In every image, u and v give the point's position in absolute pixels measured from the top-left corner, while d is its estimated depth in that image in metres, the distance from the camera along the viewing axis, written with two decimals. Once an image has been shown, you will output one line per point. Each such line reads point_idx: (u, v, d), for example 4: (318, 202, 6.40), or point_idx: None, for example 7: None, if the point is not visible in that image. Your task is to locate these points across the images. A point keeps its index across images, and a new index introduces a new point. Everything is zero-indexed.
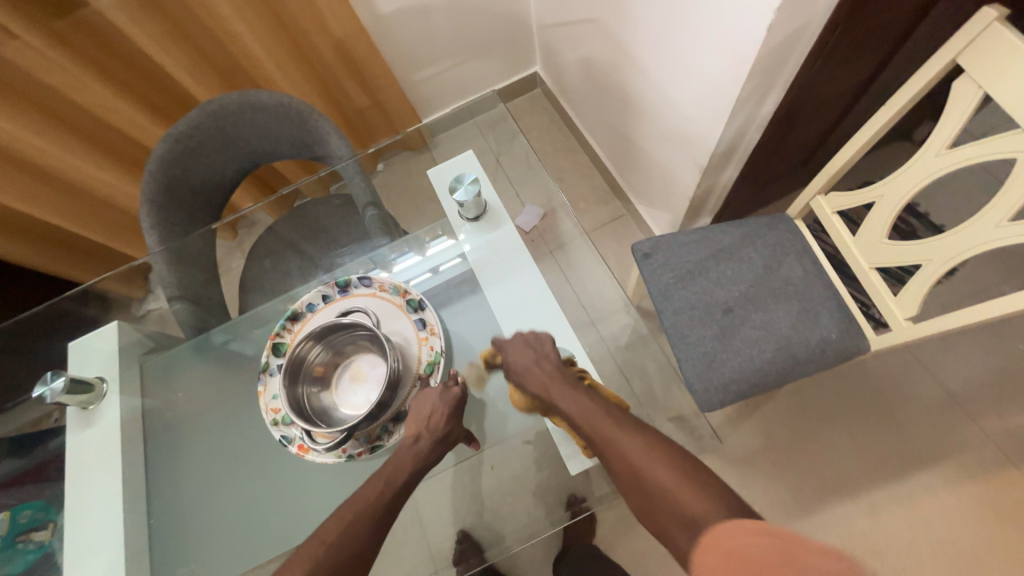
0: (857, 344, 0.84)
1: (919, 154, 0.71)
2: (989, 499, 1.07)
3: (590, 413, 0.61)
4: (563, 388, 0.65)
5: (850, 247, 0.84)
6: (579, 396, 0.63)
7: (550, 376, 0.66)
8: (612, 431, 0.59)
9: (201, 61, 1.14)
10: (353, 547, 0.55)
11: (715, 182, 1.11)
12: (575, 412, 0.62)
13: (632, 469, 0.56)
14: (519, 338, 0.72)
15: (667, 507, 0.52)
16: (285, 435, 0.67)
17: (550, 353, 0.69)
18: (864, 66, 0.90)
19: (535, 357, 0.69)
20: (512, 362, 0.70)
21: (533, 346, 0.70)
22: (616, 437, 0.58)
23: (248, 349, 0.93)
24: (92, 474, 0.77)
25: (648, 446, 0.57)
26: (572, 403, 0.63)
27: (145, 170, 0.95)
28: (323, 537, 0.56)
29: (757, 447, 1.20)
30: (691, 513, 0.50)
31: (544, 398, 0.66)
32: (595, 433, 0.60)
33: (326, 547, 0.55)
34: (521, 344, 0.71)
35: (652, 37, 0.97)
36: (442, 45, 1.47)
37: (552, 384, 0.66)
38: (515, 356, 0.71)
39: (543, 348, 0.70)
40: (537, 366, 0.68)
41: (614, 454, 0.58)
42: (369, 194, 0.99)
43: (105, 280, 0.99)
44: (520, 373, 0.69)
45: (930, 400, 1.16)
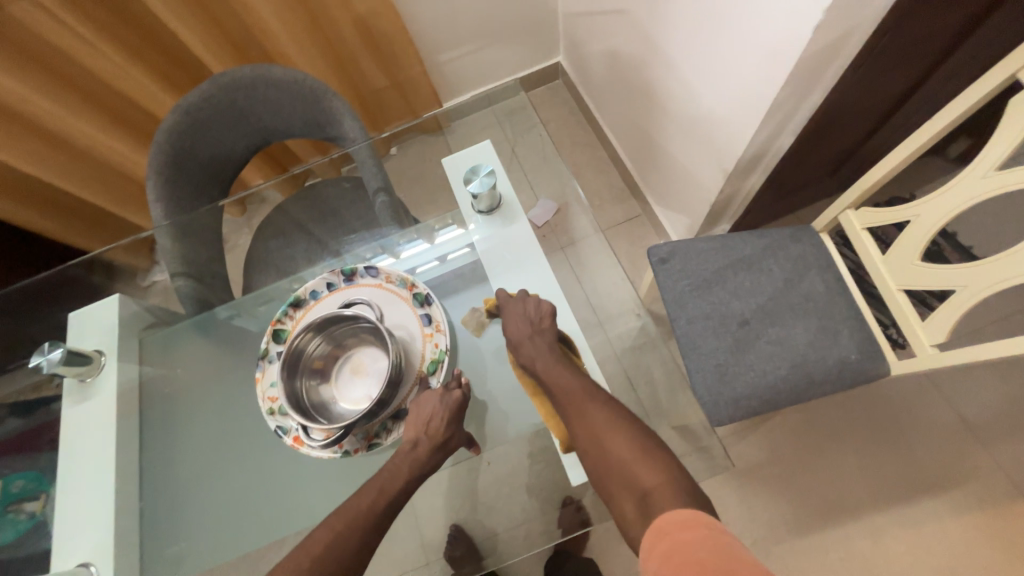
0: (877, 367, 0.80)
1: (964, 173, 0.67)
2: (996, 531, 1.04)
3: (575, 392, 0.62)
4: (554, 365, 0.64)
5: (879, 267, 0.80)
6: (568, 376, 0.63)
7: (544, 350, 0.65)
8: (588, 410, 0.60)
9: (215, 32, 1.11)
10: (344, 556, 0.54)
11: (739, 188, 1.07)
12: (560, 387, 0.62)
13: (596, 443, 0.58)
14: (520, 303, 0.69)
15: (624, 478, 0.54)
16: (281, 425, 0.65)
17: (547, 327, 0.67)
18: (908, 76, 0.85)
19: (532, 328, 0.67)
20: (509, 328, 0.68)
21: (533, 314, 0.68)
22: (590, 412, 0.60)
23: (250, 327, 0.92)
24: (86, 449, 0.76)
25: (619, 426, 0.58)
26: (561, 383, 0.63)
27: (154, 141, 0.92)
28: (314, 543, 0.54)
29: (760, 462, 1.17)
30: (645, 486, 0.52)
31: (535, 370, 0.65)
32: (570, 406, 0.61)
33: (316, 553, 0.54)
34: (520, 311, 0.69)
35: (683, 32, 0.92)
36: (464, 28, 1.42)
37: (542, 354, 0.65)
38: (512, 316, 0.69)
39: (540, 320, 0.67)
40: (533, 338, 0.66)
41: (585, 426, 0.59)
42: (380, 179, 0.96)
43: (112, 250, 0.98)
44: (516, 340, 0.67)
45: (943, 426, 1.13)
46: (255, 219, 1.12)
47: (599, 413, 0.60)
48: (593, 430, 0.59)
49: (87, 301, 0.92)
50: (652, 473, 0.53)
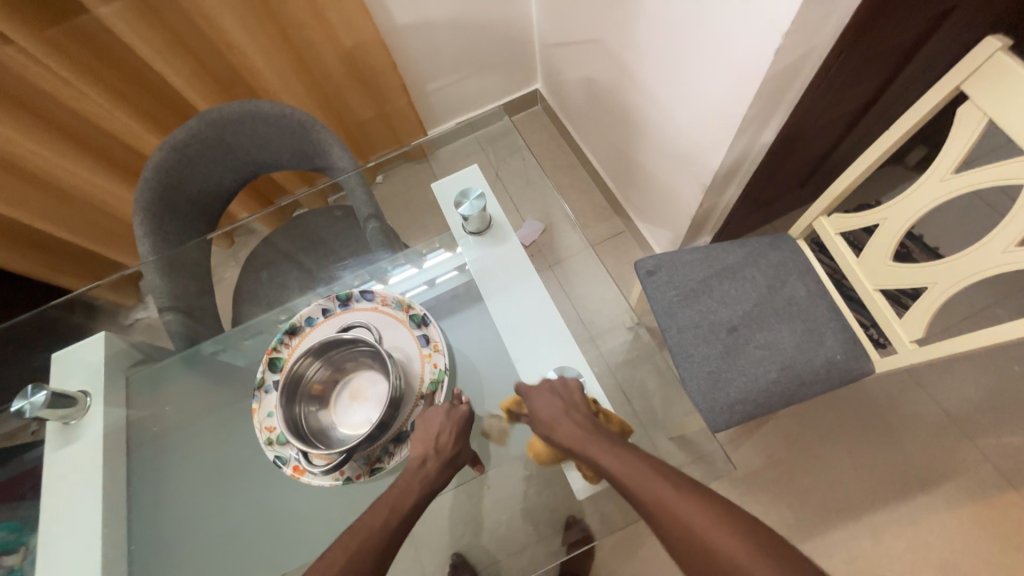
0: (862, 365, 0.83)
1: (924, 177, 0.71)
2: (990, 521, 1.06)
3: (642, 475, 0.57)
4: (594, 438, 0.62)
5: (855, 269, 0.84)
6: (622, 453, 0.59)
7: (583, 426, 0.63)
8: (668, 499, 0.54)
9: (200, 70, 1.13)
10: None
11: (717, 201, 1.11)
12: (614, 466, 0.58)
13: (652, 504, 0.55)
14: (545, 384, 0.70)
15: None
16: (279, 455, 0.64)
17: (579, 401, 0.67)
18: (864, 92, 0.91)
19: (564, 406, 0.66)
20: (539, 412, 0.68)
21: (560, 392, 0.68)
22: (662, 494, 0.55)
23: (239, 358, 0.91)
24: (73, 492, 0.73)
25: (707, 513, 0.52)
26: (607, 453, 0.60)
27: (141, 177, 0.92)
28: (327, 566, 0.53)
29: (759, 467, 1.18)
30: None
31: (580, 452, 0.62)
32: (643, 495, 0.56)
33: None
34: (547, 392, 0.69)
35: (655, 59, 0.98)
36: (445, 60, 1.48)
37: (585, 436, 0.62)
38: (540, 403, 0.68)
39: (569, 396, 0.68)
40: (567, 415, 0.65)
41: (669, 520, 0.53)
42: (370, 207, 0.97)
43: (96, 287, 0.96)
44: (548, 422, 0.66)
45: (930, 420, 1.16)
46: (243, 251, 1.12)
47: (674, 496, 0.54)
48: (676, 517, 0.53)
49: (69, 340, 0.89)
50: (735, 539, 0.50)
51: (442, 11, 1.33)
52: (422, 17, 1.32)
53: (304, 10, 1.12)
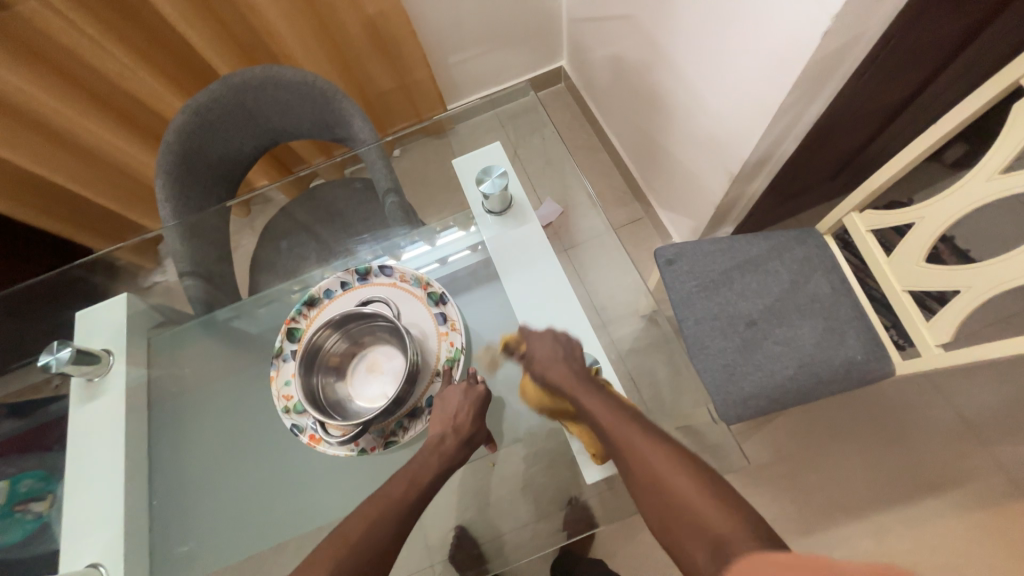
0: (882, 366, 0.82)
1: (969, 176, 0.68)
2: (997, 528, 1.06)
3: (618, 422, 0.61)
4: (587, 391, 0.64)
5: (884, 268, 0.81)
6: (608, 403, 0.63)
7: (577, 378, 0.66)
8: (639, 442, 0.59)
9: (222, 33, 1.11)
10: (380, 545, 0.54)
11: (743, 191, 1.08)
12: (596, 410, 0.62)
13: (659, 484, 0.56)
14: (550, 332, 0.71)
15: (694, 526, 0.52)
16: (295, 423, 0.64)
17: (577, 357, 0.69)
18: (910, 82, 0.87)
19: (562, 355, 0.68)
20: (537, 356, 0.69)
21: (561, 343, 0.70)
22: (633, 438, 0.59)
23: (252, 326, 0.93)
24: (99, 448, 0.75)
25: (673, 461, 0.57)
26: (596, 404, 0.63)
27: (163, 140, 0.92)
28: (351, 533, 0.55)
29: (765, 461, 1.18)
30: (717, 533, 0.51)
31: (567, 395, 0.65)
32: (617, 437, 0.60)
33: (351, 545, 0.54)
34: (549, 339, 0.70)
35: (690, 39, 0.94)
36: (470, 31, 1.43)
37: (577, 382, 0.65)
38: (540, 346, 0.70)
39: (570, 351, 0.69)
40: (563, 363, 0.67)
41: (636, 460, 0.58)
42: (389, 180, 0.96)
43: (117, 249, 0.97)
44: (542, 365, 0.68)
45: (944, 425, 1.14)
46: (259, 221, 1.11)
47: (647, 445, 0.59)
48: (641, 457, 0.58)
49: (90, 300, 0.91)
50: (718, 511, 0.52)
51: None
52: None
53: None
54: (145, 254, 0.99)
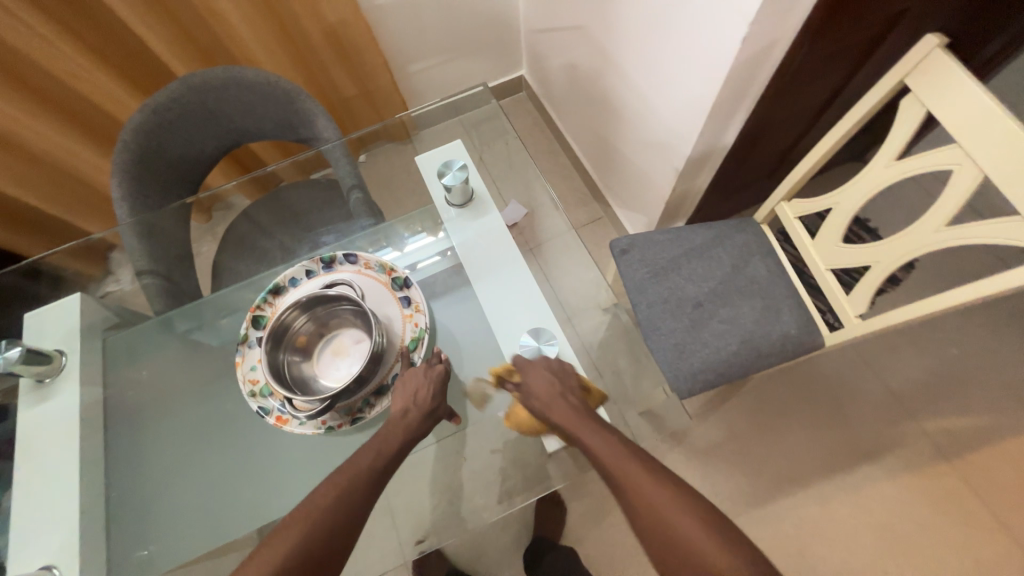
0: (813, 339, 0.90)
1: (871, 164, 0.77)
2: (924, 489, 1.17)
3: (617, 454, 0.61)
4: (586, 427, 0.64)
5: (810, 249, 0.90)
6: (607, 436, 0.63)
7: (576, 411, 0.66)
8: (638, 477, 0.59)
9: (180, 35, 1.12)
10: (348, 506, 0.57)
11: (690, 185, 1.16)
12: (598, 447, 0.62)
13: (660, 523, 0.55)
14: (544, 362, 0.70)
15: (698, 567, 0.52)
16: (262, 407, 0.64)
17: (574, 385, 0.69)
18: (826, 86, 0.97)
19: (560, 388, 0.68)
20: (534, 387, 0.69)
21: (558, 373, 0.70)
22: (632, 471, 0.60)
23: (213, 337, 0.92)
24: (50, 451, 0.73)
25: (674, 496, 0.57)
26: (602, 443, 0.62)
27: (120, 138, 0.91)
28: (320, 496, 0.57)
29: (720, 440, 1.26)
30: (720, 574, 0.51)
31: (570, 433, 0.65)
32: (620, 472, 0.60)
33: (320, 506, 0.57)
34: (544, 369, 0.70)
35: (635, 47, 1.02)
36: (432, 40, 1.49)
37: (578, 416, 0.65)
38: (536, 378, 0.69)
39: (566, 378, 0.70)
40: (563, 396, 0.67)
41: (635, 493, 0.58)
42: (354, 176, 0.99)
43: (53, 255, 0.93)
44: (544, 398, 0.67)
45: (876, 398, 1.25)
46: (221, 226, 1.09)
47: (644, 479, 0.59)
48: (641, 494, 0.58)
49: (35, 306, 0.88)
50: (721, 551, 0.52)
51: None
52: None
53: None
54: (83, 258, 0.94)
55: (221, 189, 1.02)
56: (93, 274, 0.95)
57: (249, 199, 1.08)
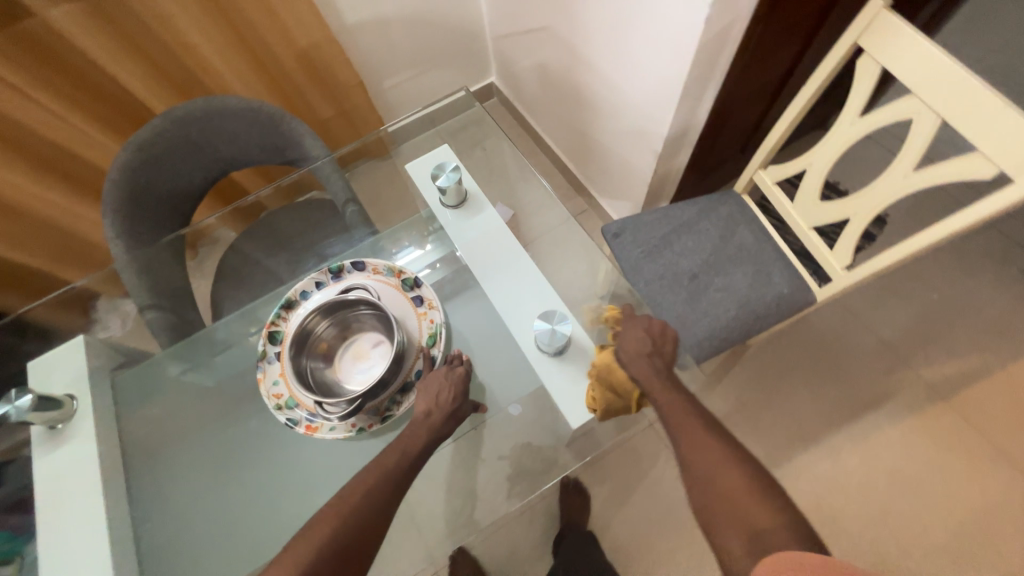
0: (805, 296, 0.94)
1: (838, 123, 0.82)
2: (925, 430, 1.22)
3: (683, 417, 0.63)
4: (666, 388, 0.65)
5: (791, 211, 0.94)
6: (680, 400, 0.64)
7: (658, 371, 0.66)
8: (699, 439, 0.61)
9: (153, 72, 1.12)
10: (376, 502, 0.60)
11: (670, 167, 1.20)
12: (665, 407, 0.63)
13: (711, 479, 0.58)
14: (644, 322, 0.70)
15: (738, 519, 0.55)
16: (289, 418, 0.65)
17: (666, 350, 0.69)
18: (784, 60, 1.04)
19: (650, 347, 0.68)
20: (626, 341, 0.68)
21: (652, 333, 0.69)
22: (695, 433, 0.61)
23: (206, 376, 0.92)
24: (69, 495, 0.71)
25: (726, 459, 0.59)
26: (673, 405, 0.63)
27: (108, 178, 0.90)
28: (350, 494, 0.60)
29: (729, 408, 1.29)
30: (757, 525, 0.54)
31: (645, 388, 0.65)
32: (680, 433, 0.62)
33: (351, 502, 0.59)
34: (641, 329, 0.70)
35: (602, 40, 1.07)
36: (402, 55, 1.52)
37: (656, 376, 0.65)
38: (630, 334, 0.69)
39: (657, 338, 0.69)
40: (650, 357, 0.67)
41: (691, 453, 0.61)
42: (346, 191, 1.00)
43: (36, 308, 0.91)
44: (630, 354, 0.68)
45: (870, 350, 1.31)
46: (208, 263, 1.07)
47: (705, 443, 0.61)
48: (698, 450, 0.60)
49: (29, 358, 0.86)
50: (766, 512, 0.55)
51: (396, 8, 1.38)
52: (377, 14, 1.36)
53: (255, 9, 1.12)
54: (69, 310, 0.93)
55: (202, 225, 1.01)
56: (70, 326, 0.91)
57: (235, 230, 1.08)
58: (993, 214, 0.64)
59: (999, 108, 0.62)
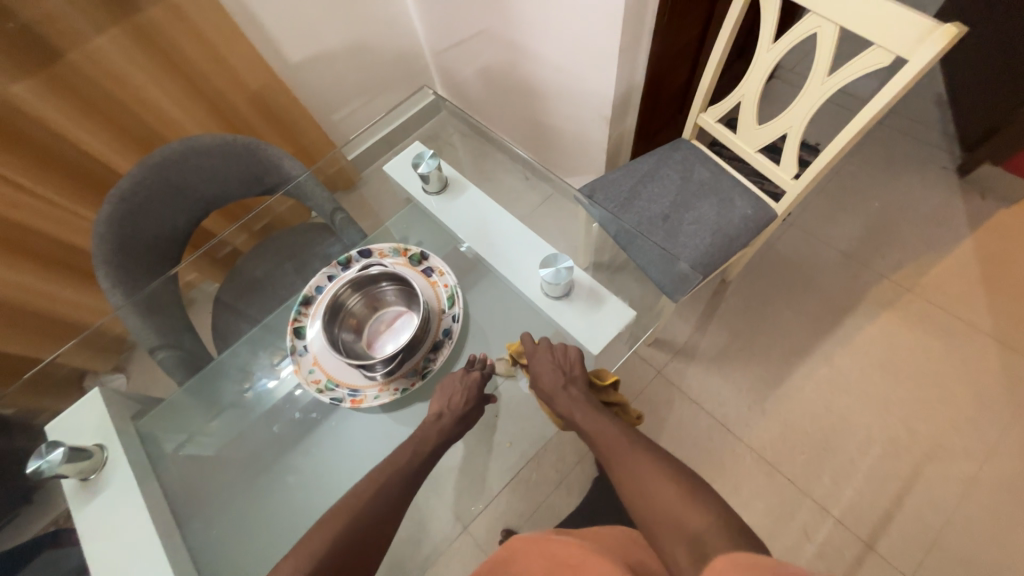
0: (767, 212, 1.04)
1: (757, 54, 0.93)
2: (896, 319, 1.34)
3: (607, 434, 0.68)
4: (587, 410, 0.72)
5: (737, 142, 1.05)
6: (601, 420, 0.70)
7: (575, 397, 0.73)
8: (627, 454, 0.65)
9: (113, 133, 1.14)
10: (390, 493, 0.69)
11: (622, 131, 1.30)
12: (592, 430, 0.70)
13: (642, 490, 0.60)
14: (548, 353, 0.78)
15: (675, 528, 0.54)
16: (333, 398, 0.69)
17: (577, 374, 0.75)
18: (697, 17, 1.17)
19: (563, 376, 0.75)
20: (540, 378, 0.76)
21: (559, 360, 0.77)
22: (620, 448, 0.66)
23: (206, 442, 0.89)
24: (117, 540, 0.70)
25: (656, 466, 0.62)
26: (596, 426, 0.69)
27: (94, 232, 0.91)
28: (364, 491, 0.68)
29: (725, 343, 1.37)
30: (694, 531, 0.53)
31: (569, 418, 0.73)
32: (609, 450, 0.67)
33: (364, 497, 0.67)
34: (548, 359, 0.77)
35: (536, 28, 1.18)
36: (351, 84, 1.60)
37: (576, 404, 0.72)
38: (542, 368, 0.77)
39: (569, 367, 0.76)
40: (564, 386, 0.74)
41: (622, 468, 0.64)
42: (331, 202, 1.05)
43: (9, 396, 0.86)
44: (546, 387, 0.76)
45: (833, 262, 1.43)
46: (202, 307, 1.04)
47: (635, 456, 0.64)
48: (628, 465, 0.64)
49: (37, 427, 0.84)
50: (698, 512, 0.54)
51: (339, 39, 1.46)
52: (322, 48, 1.44)
53: (205, 55, 1.18)
54: (44, 389, 0.88)
55: (182, 270, 1.00)
56: (54, 406, 0.85)
57: (215, 281, 1.06)
58: (897, 95, 0.75)
59: (882, 6, 0.73)
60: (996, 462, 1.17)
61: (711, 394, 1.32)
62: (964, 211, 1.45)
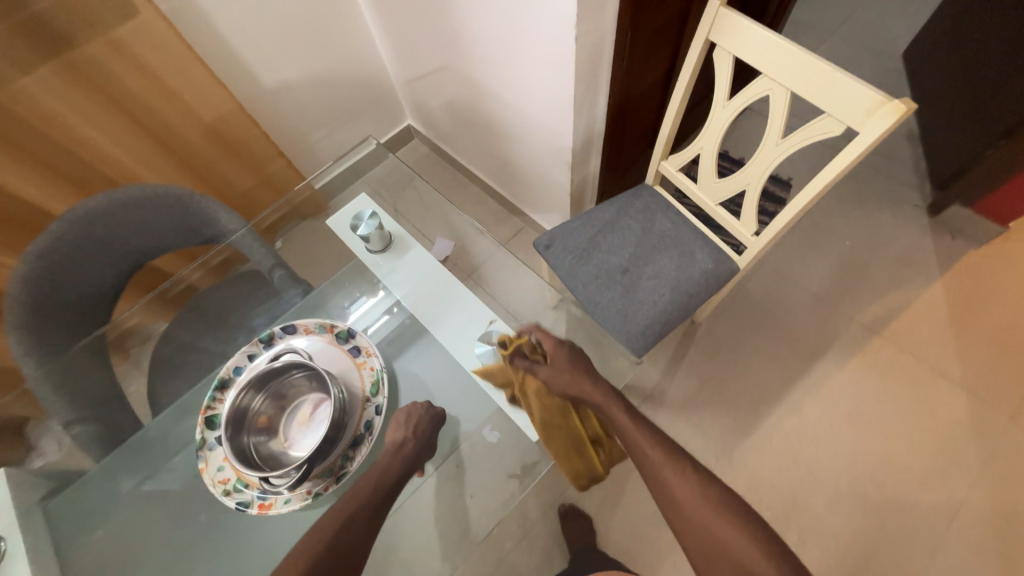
0: (728, 267, 1.01)
1: (713, 109, 0.90)
2: (867, 365, 1.31)
3: (650, 454, 0.71)
4: (626, 421, 0.73)
5: (699, 193, 1.02)
6: (643, 434, 0.73)
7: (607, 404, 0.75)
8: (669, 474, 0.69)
9: (47, 176, 1.08)
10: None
11: (585, 174, 1.27)
12: (639, 450, 0.72)
13: (686, 512, 0.67)
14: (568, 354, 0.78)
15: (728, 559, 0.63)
16: (240, 501, 0.69)
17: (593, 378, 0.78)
18: (661, 60, 1.14)
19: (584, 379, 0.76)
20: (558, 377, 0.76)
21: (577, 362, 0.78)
22: (664, 470, 0.70)
23: (170, 480, 0.87)
24: None
25: (698, 488, 0.68)
26: (638, 442, 0.72)
27: (8, 295, 0.84)
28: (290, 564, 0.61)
29: (695, 388, 1.34)
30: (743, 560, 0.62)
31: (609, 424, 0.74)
32: (651, 467, 0.71)
33: None
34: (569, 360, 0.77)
35: (495, 70, 1.14)
36: (314, 114, 1.54)
37: (616, 416, 0.74)
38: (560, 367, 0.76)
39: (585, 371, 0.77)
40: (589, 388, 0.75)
41: (665, 488, 0.69)
42: (271, 257, 0.99)
43: None
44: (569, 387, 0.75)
45: (804, 303, 1.40)
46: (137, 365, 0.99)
47: (676, 477, 0.69)
48: (671, 486, 0.69)
49: None
50: (748, 547, 0.62)
51: (298, 72, 1.40)
52: (280, 80, 1.39)
53: (148, 91, 1.11)
54: None
55: (122, 321, 0.95)
56: None
57: (166, 318, 1.02)
58: (850, 165, 0.73)
59: (833, 75, 0.70)
60: (964, 519, 1.14)
61: (679, 442, 1.27)
62: (935, 251, 1.43)
